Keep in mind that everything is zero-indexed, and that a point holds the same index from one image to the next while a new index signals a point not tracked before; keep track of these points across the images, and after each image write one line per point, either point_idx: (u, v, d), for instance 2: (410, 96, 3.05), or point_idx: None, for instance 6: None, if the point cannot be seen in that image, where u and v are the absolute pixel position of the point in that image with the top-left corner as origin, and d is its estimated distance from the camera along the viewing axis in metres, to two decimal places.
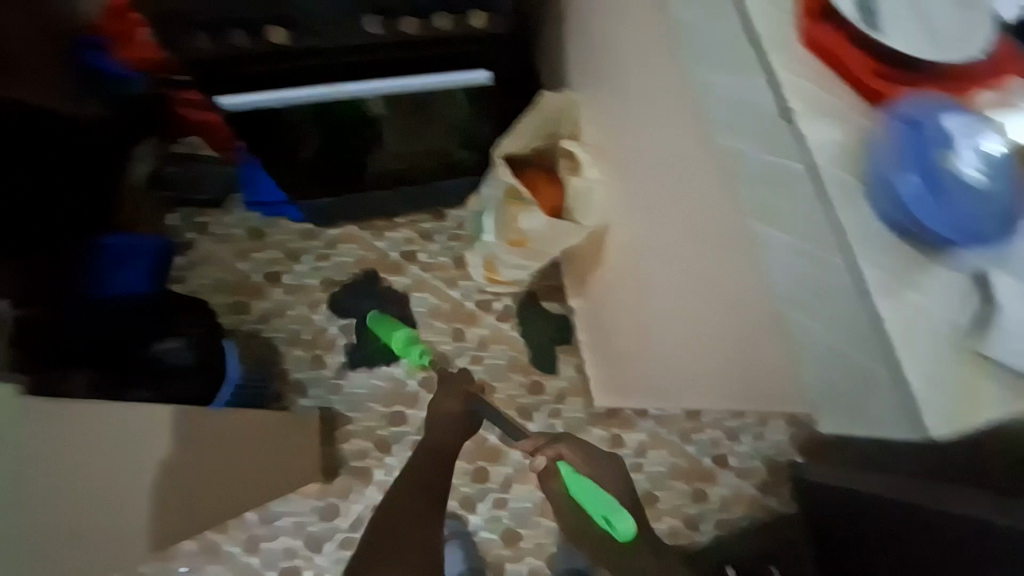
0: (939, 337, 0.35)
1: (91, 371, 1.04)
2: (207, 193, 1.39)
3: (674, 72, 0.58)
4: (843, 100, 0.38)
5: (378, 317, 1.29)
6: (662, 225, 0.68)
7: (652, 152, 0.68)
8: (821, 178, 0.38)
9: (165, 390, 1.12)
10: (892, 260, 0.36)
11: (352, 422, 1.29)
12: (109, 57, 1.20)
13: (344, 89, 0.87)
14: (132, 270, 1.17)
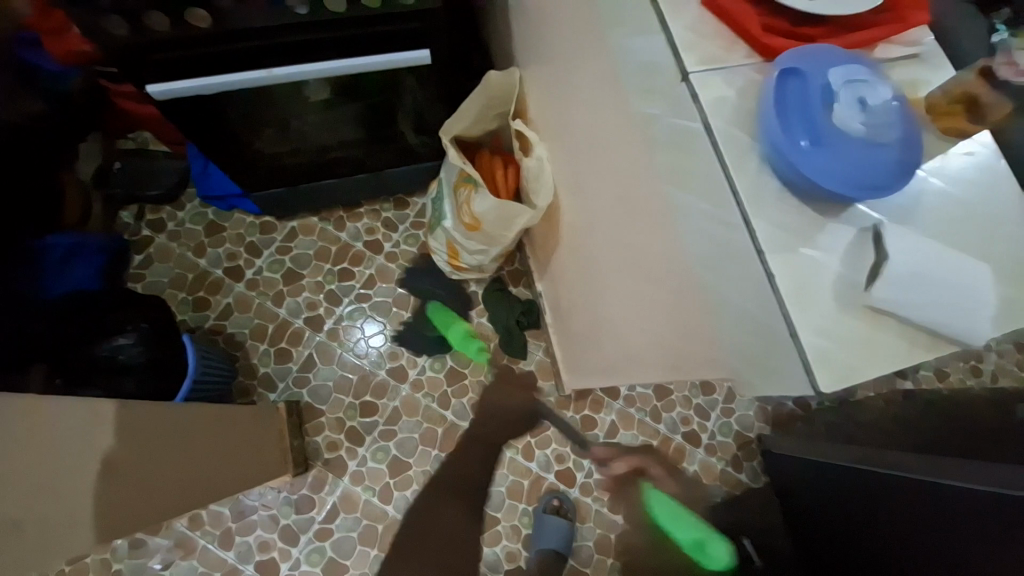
0: (828, 289, 0.37)
1: (44, 367, 1.06)
2: (159, 187, 1.35)
3: (593, 42, 0.60)
4: (733, 54, 0.43)
5: (438, 308, 1.36)
6: (604, 200, 0.71)
7: (589, 128, 0.70)
8: (716, 137, 0.41)
9: (117, 387, 1.04)
10: (784, 214, 0.39)
11: (323, 413, 1.29)
12: (44, 53, 1.16)
13: (278, 72, 0.86)
14: (79, 269, 1.16)
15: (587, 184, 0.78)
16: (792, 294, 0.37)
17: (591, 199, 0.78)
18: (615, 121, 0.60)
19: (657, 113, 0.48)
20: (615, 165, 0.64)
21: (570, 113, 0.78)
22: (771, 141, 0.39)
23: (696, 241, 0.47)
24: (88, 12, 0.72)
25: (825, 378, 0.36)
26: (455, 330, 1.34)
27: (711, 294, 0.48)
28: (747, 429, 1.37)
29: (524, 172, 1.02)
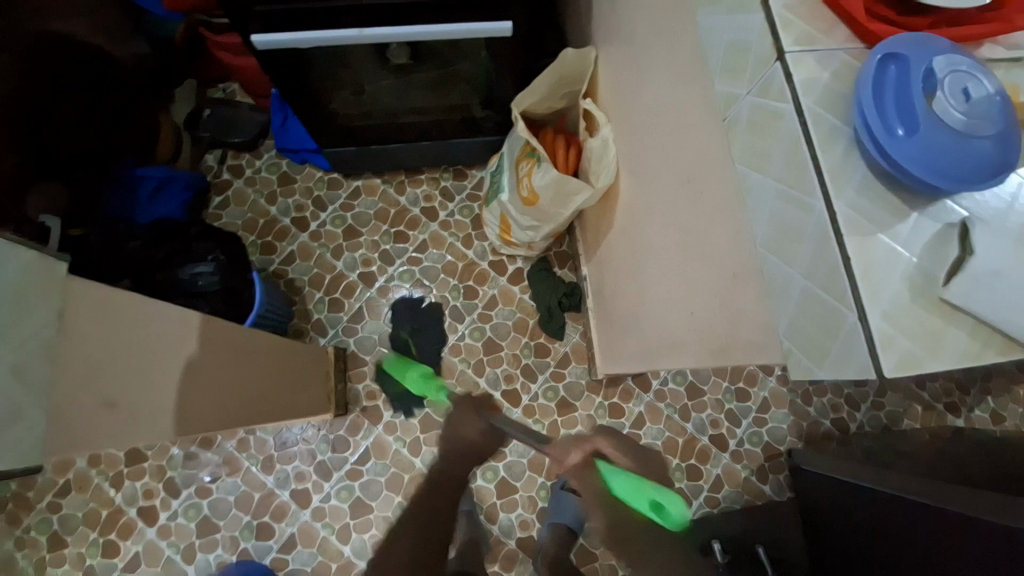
0: (902, 277, 0.38)
1: (130, 282, 1.18)
2: (241, 135, 1.45)
3: (678, 24, 0.62)
4: (833, 38, 0.43)
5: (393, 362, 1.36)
6: (667, 181, 0.72)
7: (661, 109, 0.72)
8: (805, 117, 0.42)
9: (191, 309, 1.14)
10: (864, 199, 0.40)
11: (365, 363, 1.37)
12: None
13: (366, 32, 0.91)
14: (170, 199, 1.29)
15: (651, 168, 0.79)
16: (863, 279, 0.38)
17: (653, 183, 0.78)
18: (694, 104, 0.60)
19: (741, 93, 0.49)
20: (688, 150, 0.64)
21: (642, 93, 0.79)
22: (862, 124, 0.40)
23: (763, 224, 0.48)
24: None
25: (887, 362, 0.37)
26: (413, 374, 1.35)
27: (773, 279, 0.48)
28: (777, 441, 1.34)
29: (588, 154, 1.03)
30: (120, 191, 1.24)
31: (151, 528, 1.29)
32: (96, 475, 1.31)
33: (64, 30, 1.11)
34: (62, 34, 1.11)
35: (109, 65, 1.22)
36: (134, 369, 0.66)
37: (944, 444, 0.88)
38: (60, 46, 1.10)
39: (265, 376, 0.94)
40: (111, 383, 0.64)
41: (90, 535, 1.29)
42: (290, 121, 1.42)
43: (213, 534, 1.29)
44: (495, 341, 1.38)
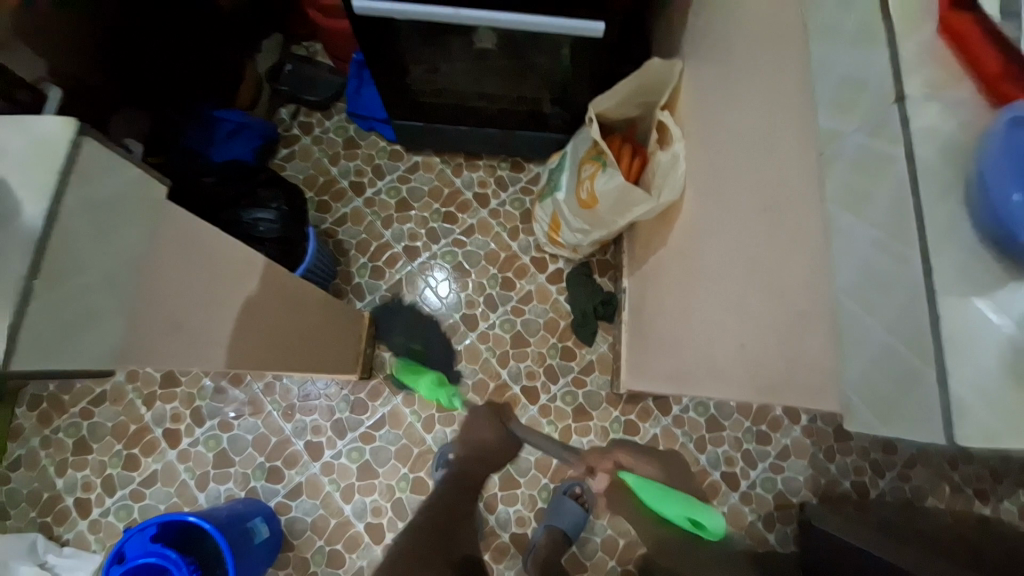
0: (997, 353, 0.35)
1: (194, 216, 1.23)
2: (318, 94, 1.50)
3: (788, 49, 0.60)
4: (963, 86, 0.40)
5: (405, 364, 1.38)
6: (743, 208, 0.71)
7: (748, 133, 0.70)
8: (917, 169, 0.40)
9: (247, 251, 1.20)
10: (966, 261, 0.37)
11: (395, 334, 1.40)
12: None
13: (464, 14, 0.93)
14: (240, 144, 1.35)
15: (725, 190, 0.77)
16: (951, 345, 0.37)
17: (726, 207, 0.77)
18: (790, 135, 0.59)
19: (851, 130, 0.48)
20: (772, 181, 0.63)
21: (728, 115, 0.78)
22: (980, 179, 0.37)
23: (852, 269, 0.47)
24: None
25: (964, 432, 0.36)
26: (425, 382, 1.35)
27: (851, 325, 0.48)
28: (791, 492, 1.29)
29: (655, 168, 1.02)
30: (198, 130, 1.31)
31: (172, 451, 1.36)
32: (131, 391, 1.39)
33: None
34: None
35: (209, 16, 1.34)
36: (205, 299, 0.71)
37: (971, 532, 0.84)
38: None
39: (309, 328, 0.97)
40: (185, 307, 0.70)
41: (115, 446, 1.37)
42: (364, 88, 1.46)
43: (226, 467, 1.35)
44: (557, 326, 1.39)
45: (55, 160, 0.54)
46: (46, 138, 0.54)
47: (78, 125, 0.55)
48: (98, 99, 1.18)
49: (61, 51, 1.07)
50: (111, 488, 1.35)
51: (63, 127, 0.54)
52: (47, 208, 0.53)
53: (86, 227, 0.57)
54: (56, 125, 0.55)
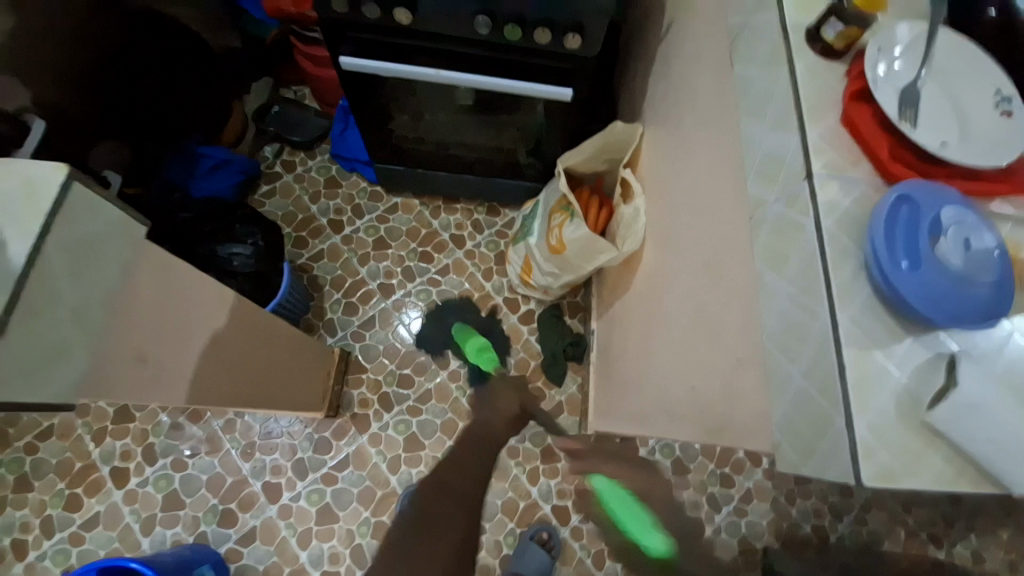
0: (891, 396, 0.42)
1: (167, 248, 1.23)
2: (302, 135, 1.56)
3: (725, 123, 0.69)
4: (862, 173, 0.49)
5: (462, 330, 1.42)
6: (690, 258, 0.78)
7: (695, 192, 0.78)
8: (823, 235, 0.47)
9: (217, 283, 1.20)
10: (867, 316, 0.44)
11: (365, 371, 1.39)
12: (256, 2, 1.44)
13: (444, 75, 1.01)
14: (222, 180, 1.38)
15: (677, 242, 0.84)
16: (854, 390, 0.42)
17: (678, 257, 0.83)
18: (727, 198, 0.66)
19: (772, 197, 0.54)
20: (712, 238, 0.70)
21: (680, 175, 0.86)
22: (871, 249, 0.44)
23: (774, 318, 0.53)
24: None
25: (869, 472, 0.40)
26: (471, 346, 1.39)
27: (776, 370, 0.52)
28: (756, 537, 1.30)
29: (619, 220, 1.09)
30: (180, 164, 1.34)
31: (119, 491, 1.29)
32: (81, 426, 1.33)
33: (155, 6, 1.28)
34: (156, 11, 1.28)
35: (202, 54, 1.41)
36: (168, 326, 0.71)
37: None
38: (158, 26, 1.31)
39: (275, 364, 0.98)
40: (150, 340, 0.69)
41: (57, 485, 1.29)
42: (349, 131, 1.53)
43: (176, 510, 1.28)
44: (527, 365, 1.42)
45: (46, 204, 0.53)
46: (37, 182, 0.54)
47: (69, 170, 0.54)
48: (78, 130, 1.17)
49: (47, 84, 1.10)
50: (46, 532, 1.26)
51: (51, 170, 0.54)
52: (36, 249, 0.52)
53: (77, 263, 0.57)
54: (47, 169, 0.54)
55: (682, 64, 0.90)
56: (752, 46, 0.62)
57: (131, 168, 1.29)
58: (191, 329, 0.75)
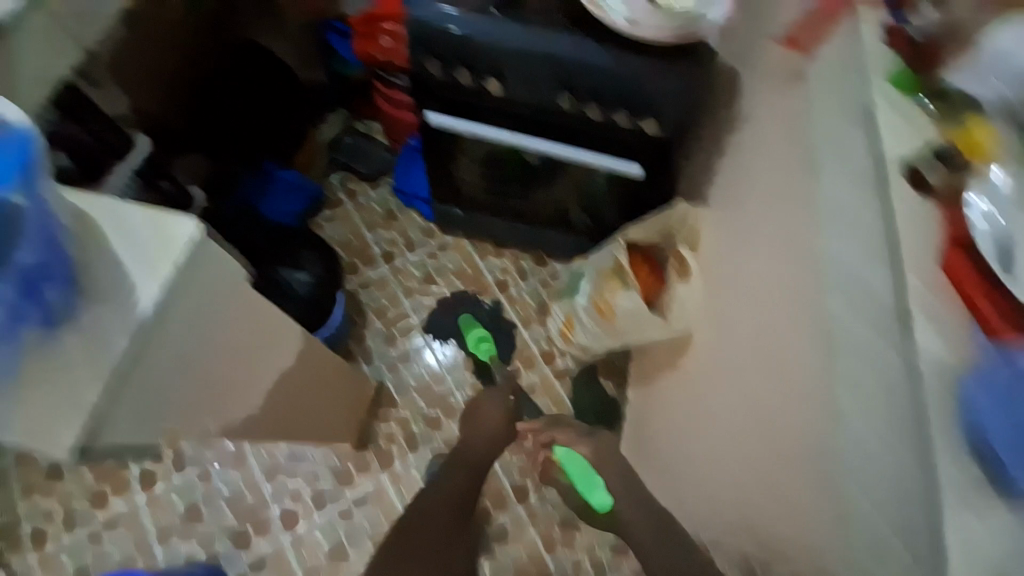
0: (983, 547, 0.47)
1: None
2: (369, 168, 1.64)
3: (801, 234, 0.72)
4: (959, 318, 0.53)
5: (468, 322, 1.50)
6: (743, 347, 0.82)
7: (755, 287, 0.82)
8: (929, 384, 0.51)
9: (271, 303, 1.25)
10: (966, 468, 0.49)
11: (395, 406, 1.40)
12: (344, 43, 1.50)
13: (521, 142, 1.05)
14: (290, 203, 1.46)
15: (731, 328, 0.87)
16: (952, 540, 0.47)
17: (731, 343, 0.86)
18: (797, 308, 0.70)
19: (862, 328, 0.59)
20: (773, 340, 0.74)
21: (742, 265, 0.89)
22: (974, 403, 0.49)
23: (857, 443, 0.57)
24: (420, 55, 0.94)
25: None
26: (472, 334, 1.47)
27: (855, 495, 0.57)
28: None
29: (672, 297, 1.09)
30: (253, 185, 1.41)
31: (143, 494, 1.31)
32: None
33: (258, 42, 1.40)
34: (257, 46, 1.40)
35: (292, 83, 1.49)
36: (237, 359, 0.73)
37: None
38: (257, 57, 1.41)
39: (319, 399, 1.00)
40: (230, 370, 0.73)
41: (87, 479, 1.32)
42: (412, 169, 1.59)
43: (195, 523, 1.29)
44: None
45: (174, 257, 0.57)
46: (172, 235, 0.58)
47: (203, 227, 0.58)
48: (166, 141, 1.27)
49: (149, 98, 1.20)
50: (70, 526, 1.29)
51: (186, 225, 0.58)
52: (157, 297, 0.57)
53: (186, 310, 0.61)
54: (182, 224, 0.58)
55: (753, 157, 0.93)
56: (845, 176, 0.67)
57: (210, 183, 1.38)
58: (264, 365, 0.79)
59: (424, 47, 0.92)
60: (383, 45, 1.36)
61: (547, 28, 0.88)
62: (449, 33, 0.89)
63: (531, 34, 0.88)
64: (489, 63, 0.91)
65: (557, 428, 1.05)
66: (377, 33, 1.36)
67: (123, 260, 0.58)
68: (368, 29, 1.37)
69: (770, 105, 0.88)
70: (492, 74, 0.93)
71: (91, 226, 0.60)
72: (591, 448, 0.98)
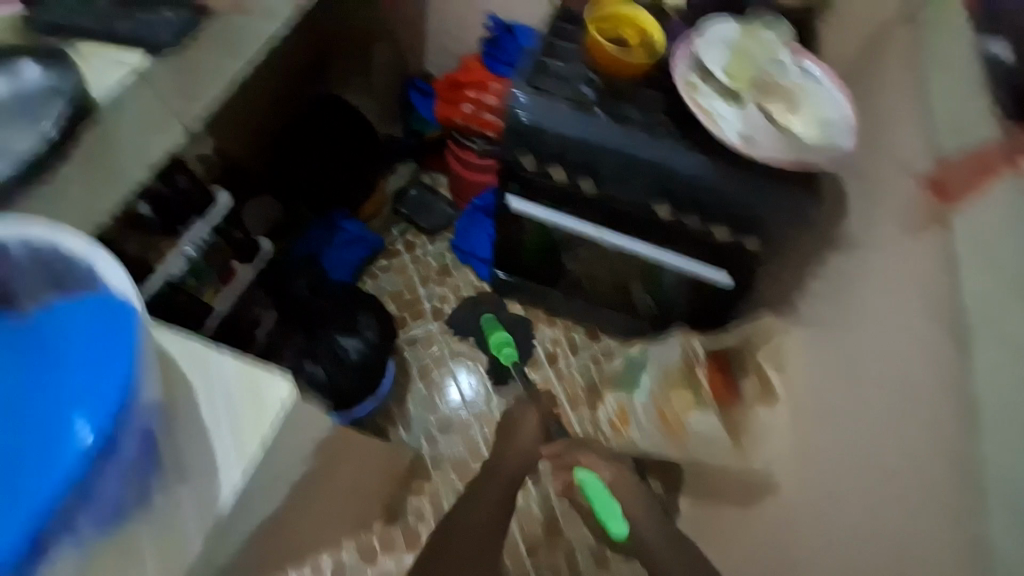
0: None
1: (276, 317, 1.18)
2: (430, 222, 1.61)
3: (958, 424, 0.58)
4: None
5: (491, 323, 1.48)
6: (880, 538, 0.66)
7: (891, 459, 0.68)
8: None
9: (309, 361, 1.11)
10: None
11: (429, 479, 1.33)
12: (422, 100, 1.52)
13: (603, 235, 0.99)
14: (351, 254, 1.46)
15: (857, 500, 0.72)
16: None
17: (855, 517, 0.71)
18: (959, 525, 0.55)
19: None
20: (914, 541, 0.60)
21: (868, 421, 0.74)
22: None
23: None
24: (514, 149, 0.89)
25: None
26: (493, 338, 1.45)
27: None
28: None
29: (751, 419, 1.04)
30: (319, 234, 1.42)
31: None
32: None
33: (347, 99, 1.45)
34: (343, 101, 1.45)
35: (371, 136, 1.48)
36: (284, 489, 0.64)
37: None
38: (341, 110, 1.44)
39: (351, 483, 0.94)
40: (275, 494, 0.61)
41: None
42: (473, 228, 1.55)
43: None
44: None
45: (265, 429, 0.52)
46: (263, 399, 0.53)
47: (297, 391, 0.54)
48: (242, 184, 1.35)
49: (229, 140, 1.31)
50: None
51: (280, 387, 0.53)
52: (241, 485, 0.51)
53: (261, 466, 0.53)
54: (274, 383, 0.54)
55: (872, 305, 0.81)
56: (1002, 352, 0.54)
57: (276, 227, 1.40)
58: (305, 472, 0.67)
59: (520, 141, 0.88)
60: (465, 111, 1.35)
61: (648, 133, 0.84)
62: (549, 128, 0.85)
63: (634, 138, 0.84)
64: (586, 163, 0.87)
65: (580, 453, 1.07)
66: (461, 101, 1.35)
67: (211, 424, 0.52)
68: (452, 96, 1.37)
69: (880, 238, 0.81)
70: (588, 174, 0.88)
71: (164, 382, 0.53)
72: (614, 475, 1.03)
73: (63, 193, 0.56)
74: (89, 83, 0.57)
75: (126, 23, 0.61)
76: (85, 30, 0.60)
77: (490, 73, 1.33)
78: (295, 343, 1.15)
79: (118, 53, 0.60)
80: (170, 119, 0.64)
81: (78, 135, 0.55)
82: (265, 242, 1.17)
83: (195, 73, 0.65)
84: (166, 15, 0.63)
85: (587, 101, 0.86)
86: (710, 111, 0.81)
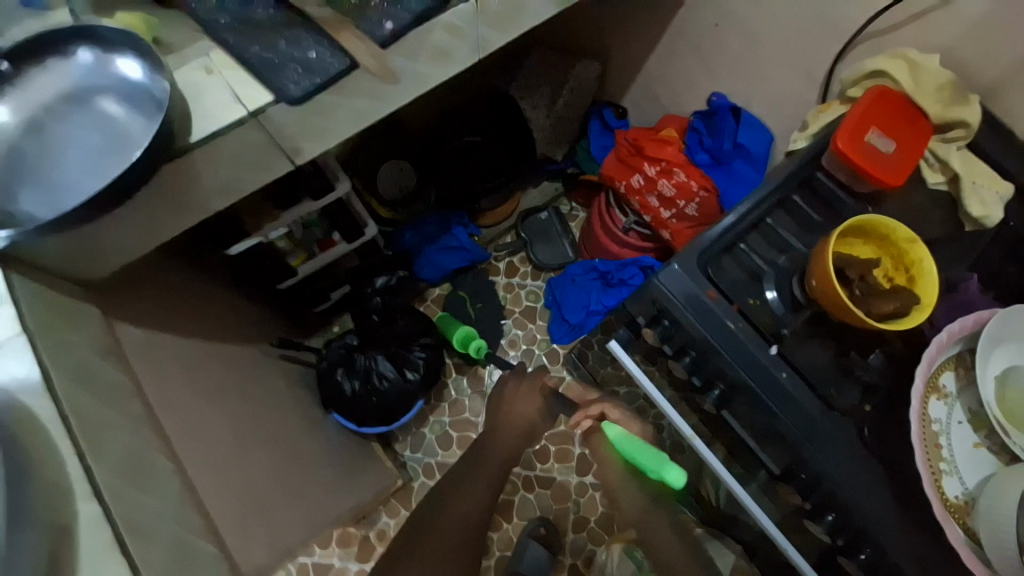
0: None
1: (347, 290, 1.17)
2: (543, 258, 1.41)
3: None
4: None
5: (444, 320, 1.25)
6: None
7: None
8: None
9: (351, 357, 1.07)
10: None
11: (406, 512, 1.19)
12: (602, 134, 1.31)
13: (696, 444, 0.65)
14: (450, 260, 1.35)
15: None
16: None
17: None
18: None
19: None
20: None
21: None
22: None
23: None
24: (647, 314, 0.67)
25: None
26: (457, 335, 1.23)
27: None
28: None
29: None
30: (432, 227, 1.33)
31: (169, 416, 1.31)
32: None
33: (525, 105, 1.29)
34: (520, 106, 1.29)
35: (528, 149, 1.31)
36: None
37: None
38: (513, 114, 1.29)
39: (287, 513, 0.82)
40: None
41: None
42: (579, 281, 1.31)
43: None
44: None
45: None
46: None
47: None
48: (388, 147, 1.28)
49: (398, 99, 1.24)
50: None
51: None
52: None
53: None
54: None
55: None
56: None
57: (403, 196, 1.26)
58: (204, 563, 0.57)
59: (659, 310, 0.65)
60: (633, 182, 1.13)
61: (826, 407, 0.59)
62: (695, 326, 0.62)
63: (795, 410, 0.59)
64: (725, 383, 0.63)
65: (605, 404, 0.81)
66: (638, 168, 1.12)
67: None
68: (632, 156, 1.14)
69: None
70: (721, 392, 0.63)
71: (33, 448, 0.45)
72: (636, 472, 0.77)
73: (125, 212, 0.52)
74: (193, 116, 0.51)
75: (263, 46, 0.53)
76: (223, 40, 0.53)
77: (683, 155, 1.09)
78: (343, 345, 1.08)
79: (239, 76, 0.52)
80: (277, 156, 0.58)
81: (154, 176, 0.50)
82: (373, 228, 1.06)
83: (325, 118, 0.57)
84: (309, 53, 0.53)
85: (766, 314, 0.63)
86: (937, 432, 0.56)
